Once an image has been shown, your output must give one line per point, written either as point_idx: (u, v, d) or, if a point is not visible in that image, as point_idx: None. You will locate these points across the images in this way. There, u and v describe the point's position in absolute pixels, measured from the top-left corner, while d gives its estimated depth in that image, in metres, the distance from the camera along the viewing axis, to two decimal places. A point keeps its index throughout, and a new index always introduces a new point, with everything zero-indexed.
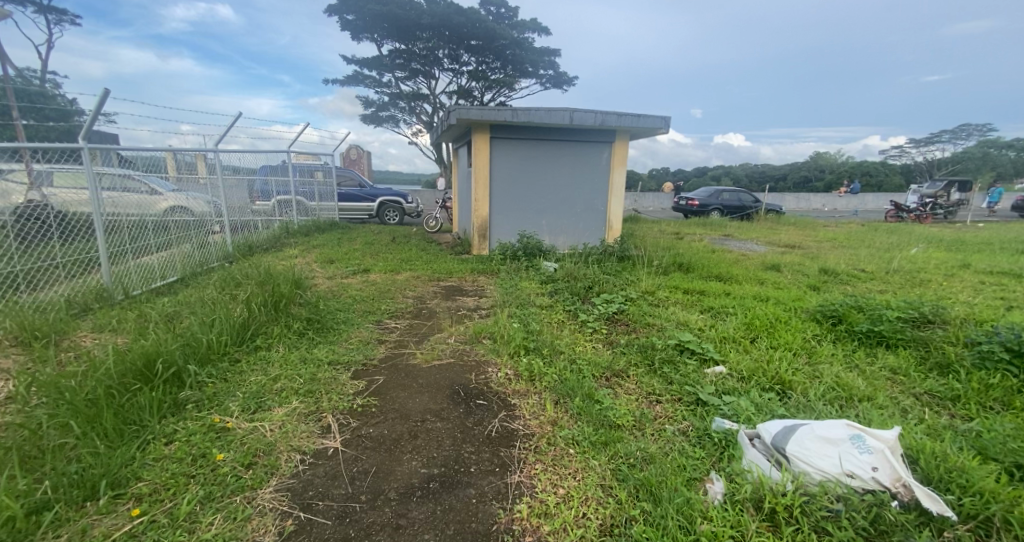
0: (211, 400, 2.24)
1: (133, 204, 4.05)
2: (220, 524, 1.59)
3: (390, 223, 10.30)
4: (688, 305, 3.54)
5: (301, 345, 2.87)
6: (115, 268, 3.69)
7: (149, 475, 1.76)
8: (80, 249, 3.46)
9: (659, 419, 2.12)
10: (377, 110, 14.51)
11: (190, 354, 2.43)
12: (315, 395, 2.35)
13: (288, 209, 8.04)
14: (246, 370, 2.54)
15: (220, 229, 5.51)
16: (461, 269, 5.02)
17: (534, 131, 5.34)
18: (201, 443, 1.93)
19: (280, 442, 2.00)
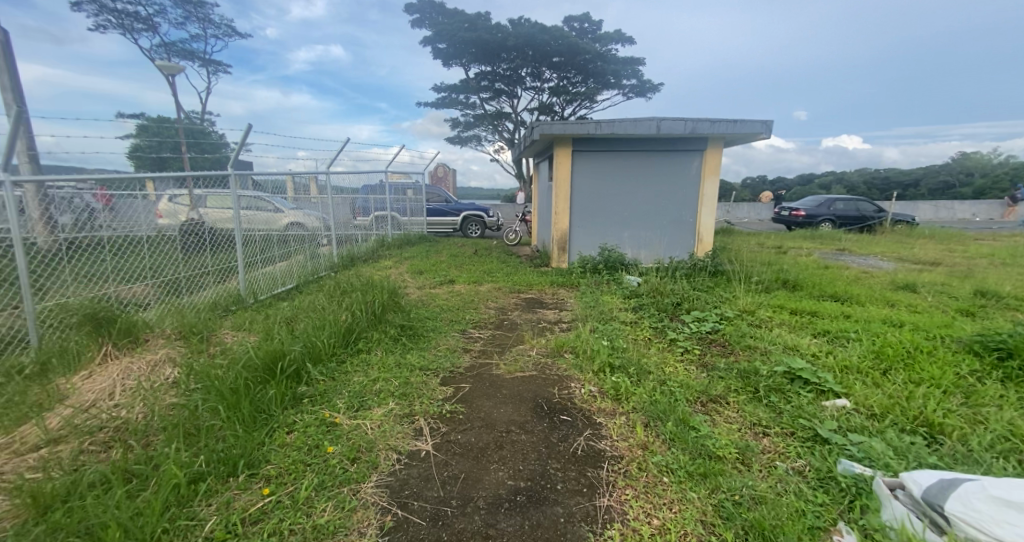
0: (322, 396, 2.44)
1: (262, 221, 4.60)
2: (331, 512, 1.71)
3: (472, 236, 10.66)
4: (797, 327, 3.24)
5: (395, 349, 3.05)
6: (248, 277, 4.18)
7: (275, 459, 1.95)
8: (224, 259, 3.95)
9: (768, 454, 1.95)
10: (462, 130, 15.16)
11: (307, 353, 2.68)
12: (409, 399, 2.47)
13: (384, 225, 8.63)
14: (351, 370, 2.74)
15: (327, 243, 6.08)
16: (541, 281, 5.04)
17: (619, 142, 5.25)
18: (314, 435, 2.10)
19: (379, 440, 2.11)
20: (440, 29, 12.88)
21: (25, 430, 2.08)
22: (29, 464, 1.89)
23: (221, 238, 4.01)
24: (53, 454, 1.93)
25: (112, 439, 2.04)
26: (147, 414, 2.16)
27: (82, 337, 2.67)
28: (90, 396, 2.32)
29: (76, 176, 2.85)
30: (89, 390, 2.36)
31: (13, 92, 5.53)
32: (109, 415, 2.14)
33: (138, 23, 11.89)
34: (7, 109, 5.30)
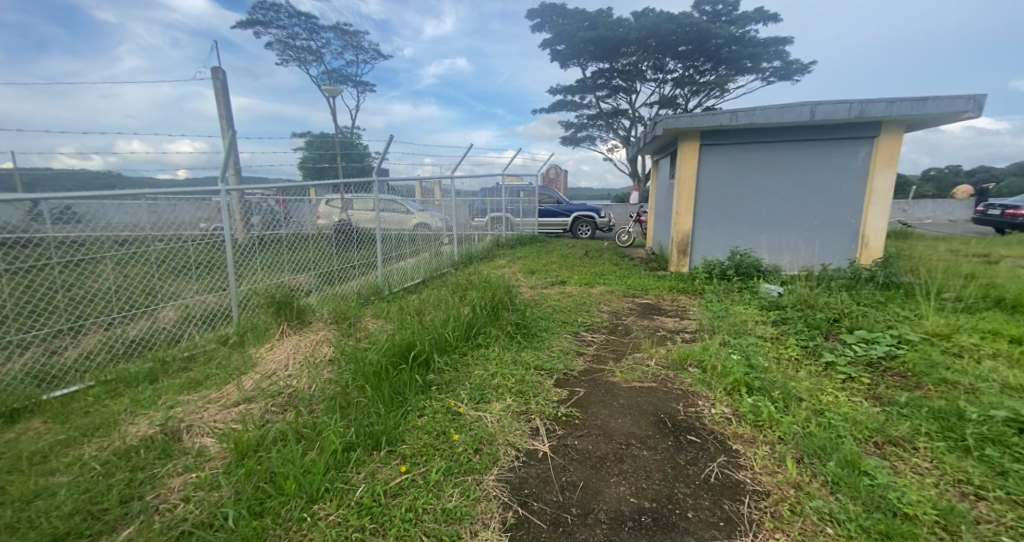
0: (446, 385, 2.54)
1: (396, 221, 5.01)
2: (457, 499, 1.76)
3: (582, 237, 10.49)
4: (1020, 363, 2.56)
5: (511, 347, 3.07)
6: (384, 270, 4.65)
7: (410, 440, 2.08)
8: (367, 254, 4.44)
9: (983, 522, 1.56)
10: (575, 130, 15.02)
11: (435, 342, 2.81)
12: (525, 396, 2.44)
13: (498, 225, 8.88)
14: (472, 362, 2.82)
15: (449, 242, 6.40)
16: (658, 286, 4.73)
17: (761, 133, 4.72)
18: (440, 423, 2.19)
19: (499, 434, 2.12)
20: (560, 31, 12.94)
21: (230, 388, 2.54)
22: (231, 417, 2.28)
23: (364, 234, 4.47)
24: (248, 411, 2.29)
25: (285, 404, 2.37)
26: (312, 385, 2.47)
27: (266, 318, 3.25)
28: (271, 367, 2.73)
29: (264, 186, 3.35)
30: (270, 361, 2.82)
31: (224, 119, 6.80)
32: (286, 384, 2.51)
33: (306, 54, 13.80)
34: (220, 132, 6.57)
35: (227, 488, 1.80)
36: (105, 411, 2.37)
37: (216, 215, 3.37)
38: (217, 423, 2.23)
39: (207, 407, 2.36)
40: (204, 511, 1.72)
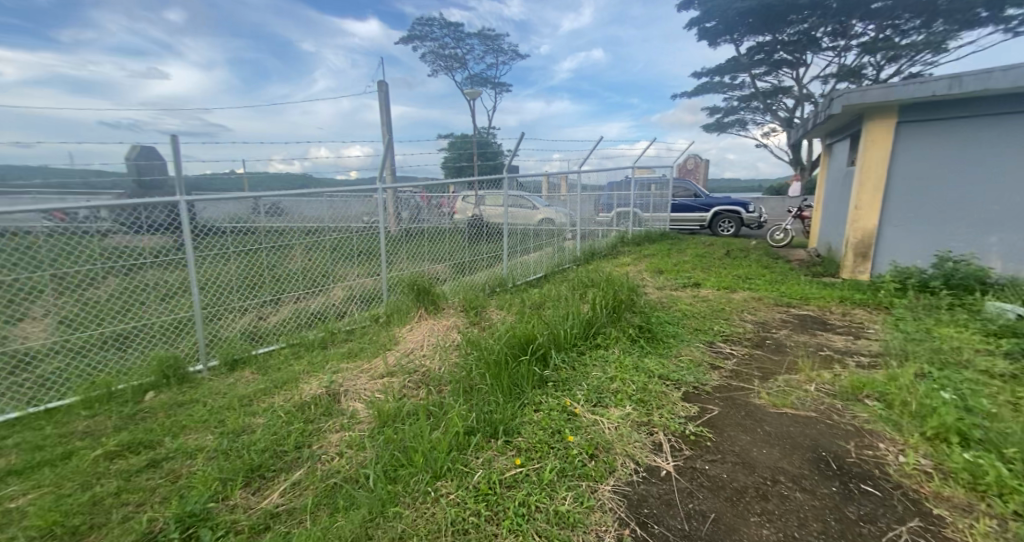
0: (563, 383, 2.45)
1: (519, 215, 5.11)
2: (571, 504, 1.70)
3: (724, 234, 9.42)
4: None
5: (633, 351, 2.75)
6: (509, 263, 5.26)
7: (525, 434, 2.08)
8: (493, 248, 5.13)
9: None
10: (723, 116, 13.71)
11: (552, 337, 2.70)
12: (647, 405, 2.24)
13: (626, 221, 8.35)
14: (591, 362, 2.65)
15: (572, 238, 6.30)
16: (822, 295, 3.94)
17: (994, 102, 3.62)
18: (556, 421, 2.13)
19: (617, 443, 1.99)
20: (713, 6, 11.84)
21: (378, 360, 3.14)
22: (377, 387, 2.74)
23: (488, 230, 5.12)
24: (389, 380, 2.77)
25: (419, 383, 2.70)
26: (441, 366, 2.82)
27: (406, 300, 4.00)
28: (409, 344, 3.34)
29: (415, 185, 3.96)
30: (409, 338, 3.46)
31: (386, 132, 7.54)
32: (418, 364, 2.93)
33: (454, 61, 14.70)
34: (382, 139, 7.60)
35: (368, 450, 2.14)
36: (290, 370, 3.14)
37: (375, 209, 4.14)
38: (367, 390, 2.73)
39: (360, 374, 2.95)
40: (352, 468, 2.07)
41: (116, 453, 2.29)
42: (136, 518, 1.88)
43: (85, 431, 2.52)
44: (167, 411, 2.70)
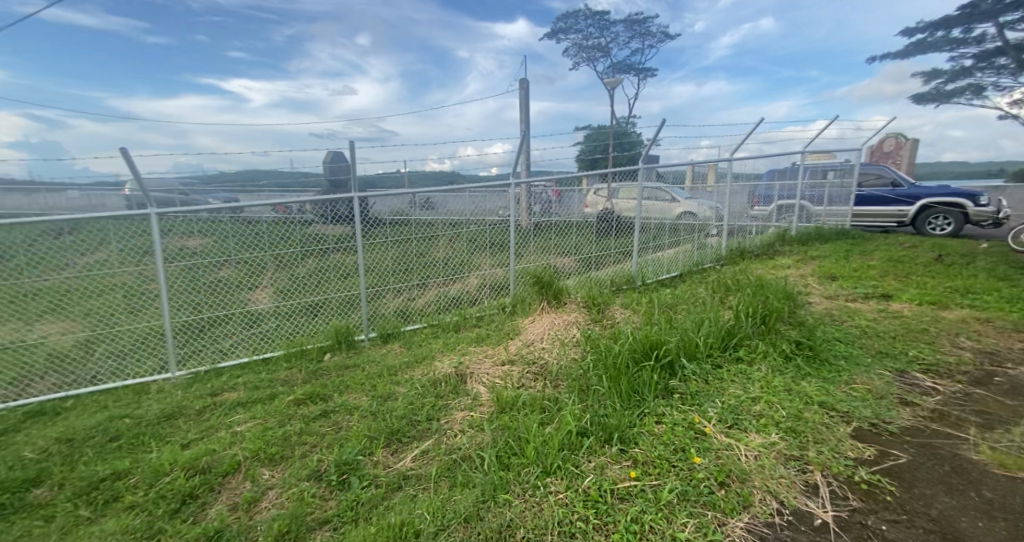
0: (693, 397, 3.12)
1: (657, 210, 6.47)
2: (691, 531, 2.19)
3: (932, 235, 7.96)
4: None
5: (788, 371, 3.32)
6: (640, 260, 6.39)
7: (642, 446, 2.73)
8: (623, 243, 6.31)
9: None
10: (947, 79, 11.23)
11: (683, 347, 3.49)
12: (798, 436, 2.69)
13: (788, 214, 7.71)
14: (728, 379, 3.28)
15: (717, 233, 6.91)
16: None
17: None
18: (681, 438, 2.75)
19: (756, 476, 2.42)
20: None
21: (502, 349, 4.65)
22: (499, 374, 4.09)
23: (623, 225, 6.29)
24: (510, 370, 4.08)
25: (539, 372, 3.98)
26: (559, 362, 4.02)
27: (533, 295, 5.60)
28: (530, 337, 4.76)
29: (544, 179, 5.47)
30: (532, 333, 4.83)
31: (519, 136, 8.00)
32: (539, 357, 4.23)
33: (596, 51, 14.29)
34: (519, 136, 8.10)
35: (488, 436, 3.12)
36: (429, 348, 4.90)
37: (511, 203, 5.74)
38: (488, 374, 4.11)
39: (486, 359, 4.40)
40: (472, 448, 3.05)
41: (301, 401, 3.97)
42: (307, 459, 3.14)
43: (284, 380, 4.43)
44: (335, 372, 4.53)
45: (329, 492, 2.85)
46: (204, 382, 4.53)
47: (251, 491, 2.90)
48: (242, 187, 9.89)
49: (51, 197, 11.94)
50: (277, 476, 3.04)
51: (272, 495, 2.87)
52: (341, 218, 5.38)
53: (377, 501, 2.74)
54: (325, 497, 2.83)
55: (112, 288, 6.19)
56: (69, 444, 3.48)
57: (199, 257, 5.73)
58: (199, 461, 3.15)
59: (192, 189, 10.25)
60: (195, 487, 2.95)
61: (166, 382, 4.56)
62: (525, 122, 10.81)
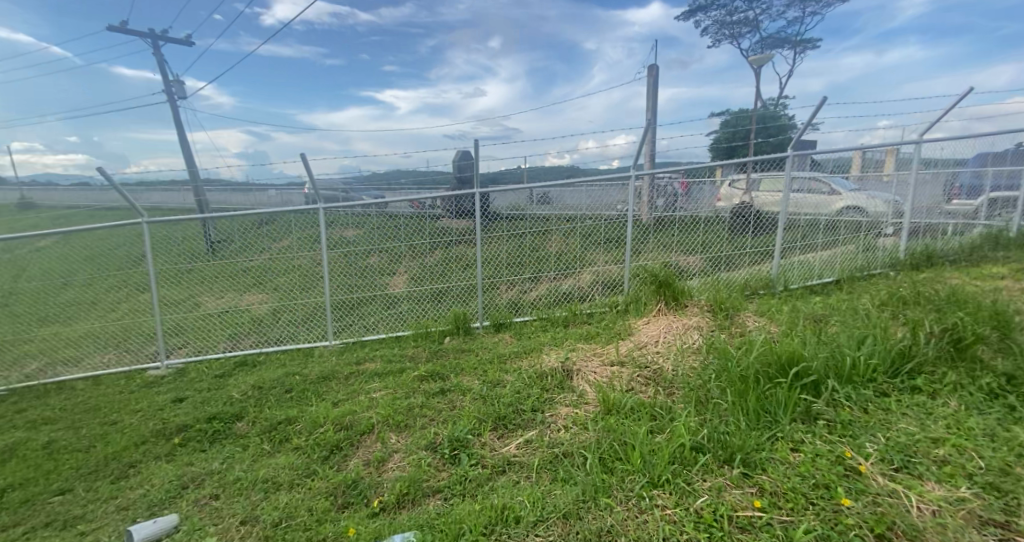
0: (845, 427, 2.61)
1: (812, 204, 5.66)
2: None
3: None
4: None
5: (991, 412, 2.53)
6: (784, 262, 5.55)
7: (772, 475, 2.39)
8: (763, 242, 5.63)
9: None
10: None
11: (832, 367, 2.95)
12: (1003, 494, 2.07)
13: (1010, 210, 6.20)
14: (897, 412, 2.65)
15: (895, 233, 5.73)
16: None
17: None
18: (827, 473, 2.32)
19: (931, 534, 1.94)
20: None
21: (610, 348, 4.43)
22: (606, 374, 3.92)
23: (764, 221, 5.74)
24: (618, 371, 3.90)
25: (650, 378, 3.70)
26: (675, 369, 3.69)
27: (649, 294, 5.21)
28: (643, 339, 4.43)
29: (668, 167, 4.95)
30: (645, 334, 4.51)
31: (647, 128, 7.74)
32: (652, 359, 3.95)
33: (743, 27, 12.88)
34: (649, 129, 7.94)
35: (590, 434, 3.10)
36: (538, 341, 5.04)
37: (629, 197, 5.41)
38: (594, 373, 3.98)
39: (594, 358, 4.27)
40: (574, 444, 3.07)
41: (423, 377, 4.53)
42: (425, 432, 3.58)
43: (410, 356, 5.15)
44: (453, 353, 5.08)
45: (442, 465, 3.22)
46: (352, 352, 5.61)
47: (380, 451, 3.44)
48: (385, 184, 10.65)
49: (259, 194, 14.64)
50: (401, 442, 3.55)
51: (396, 457, 3.37)
52: (461, 213, 6.25)
53: (484, 479, 2.99)
54: (439, 468, 3.20)
55: (292, 270, 7.43)
56: (259, 391, 4.71)
57: (354, 247, 6.58)
58: (343, 420, 3.88)
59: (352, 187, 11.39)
60: (340, 441, 3.64)
61: (324, 348, 5.81)
62: (653, 110, 10.06)
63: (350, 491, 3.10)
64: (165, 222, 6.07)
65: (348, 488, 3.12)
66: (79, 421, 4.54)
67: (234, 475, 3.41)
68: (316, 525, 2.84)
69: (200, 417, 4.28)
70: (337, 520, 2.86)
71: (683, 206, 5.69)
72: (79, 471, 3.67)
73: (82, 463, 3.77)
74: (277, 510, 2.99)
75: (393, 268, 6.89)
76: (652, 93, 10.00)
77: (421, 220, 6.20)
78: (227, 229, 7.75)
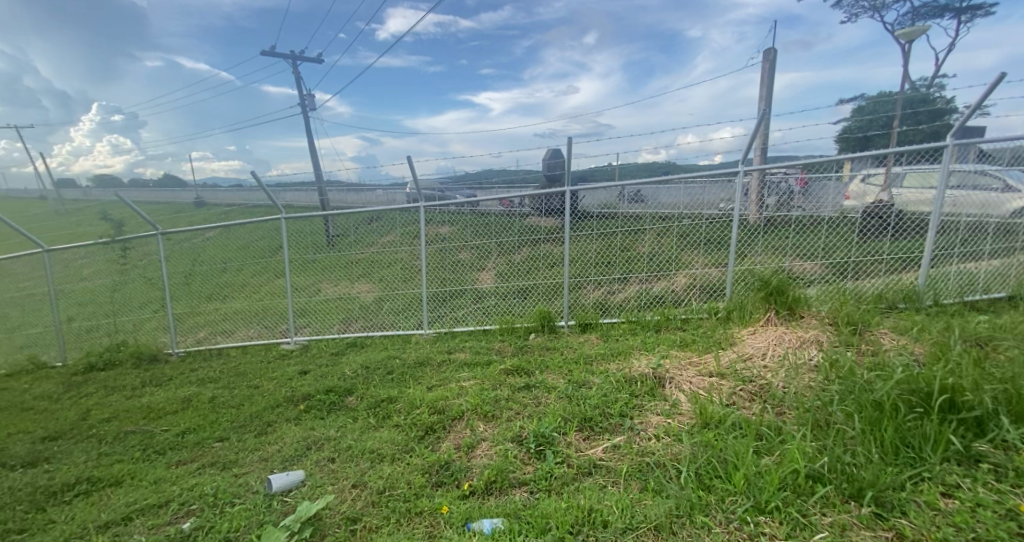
0: (1017, 474, 2.21)
1: (977, 202, 4.66)
2: None
3: None
4: None
5: None
6: (934, 272, 4.65)
7: (914, 519, 2.11)
8: (908, 248, 4.72)
9: None
10: None
11: (1003, 400, 2.50)
12: None
13: None
14: None
15: None
16: None
17: None
18: (988, 527, 2.00)
19: None
20: None
21: (708, 358, 4.01)
22: (704, 386, 3.57)
23: (908, 223, 4.89)
24: (718, 383, 3.54)
25: (755, 393, 3.33)
26: (786, 387, 3.25)
27: (757, 303, 4.65)
28: (749, 350, 3.93)
29: (784, 163, 4.60)
30: (749, 345, 4.01)
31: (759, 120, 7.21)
32: (758, 375, 3.50)
33: None
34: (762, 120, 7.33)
35: (686, 446, 2.86)
36: (626, 344, 4.75)
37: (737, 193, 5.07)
38: (689, 384, 3.63)
39: (688, 367, 3.88)
40: (667, 456, 2.85)
41: (510, 372, 4.46)
42: (512, 424, 3.50)
43: (497, 350, 5.14)
44: (538, 351, 4.98)
45: (530, 459, 3.11)
46: (445, 340, 5.79)
47: (470, 437, 3.42)
48: (478, 184, 10.81)
49: (369, 193, 15.77)
50: (488, 431, 3.50)
51: (485, 445, 3.32)
52: (550, 211, 6.27)
53: (569, 479, 2.86)
54: (526, 461, 3.10)
55: (393, 264, 7.65)
56: (367, 371, 4.99)
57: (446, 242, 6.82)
58: (436, 404, 3.94)
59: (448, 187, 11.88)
60: (435, 422, 3.68)
61: (420, 337, 6.09)
62: (767, 99, 9.08)
63: (442, 471, 3.11)
64: (298, 219, 6.72)
65: (440, 469, 3.13)
66: (232, 382, 5.27)
67: (347, 443, 3.59)
68: (414, 499, 2.88)
69: (319, 389, 4.63)
70: (432, 497, 2.88)
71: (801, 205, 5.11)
72: (232, 424, 4.15)
73: (235, 417, 4.28)
74: (381, 479, 3.08)
75: (481, 265, 6.95)
76: (767, 80, 9.02)
77: (512, 218, 6.37)
78: (343, 222, 7.94)
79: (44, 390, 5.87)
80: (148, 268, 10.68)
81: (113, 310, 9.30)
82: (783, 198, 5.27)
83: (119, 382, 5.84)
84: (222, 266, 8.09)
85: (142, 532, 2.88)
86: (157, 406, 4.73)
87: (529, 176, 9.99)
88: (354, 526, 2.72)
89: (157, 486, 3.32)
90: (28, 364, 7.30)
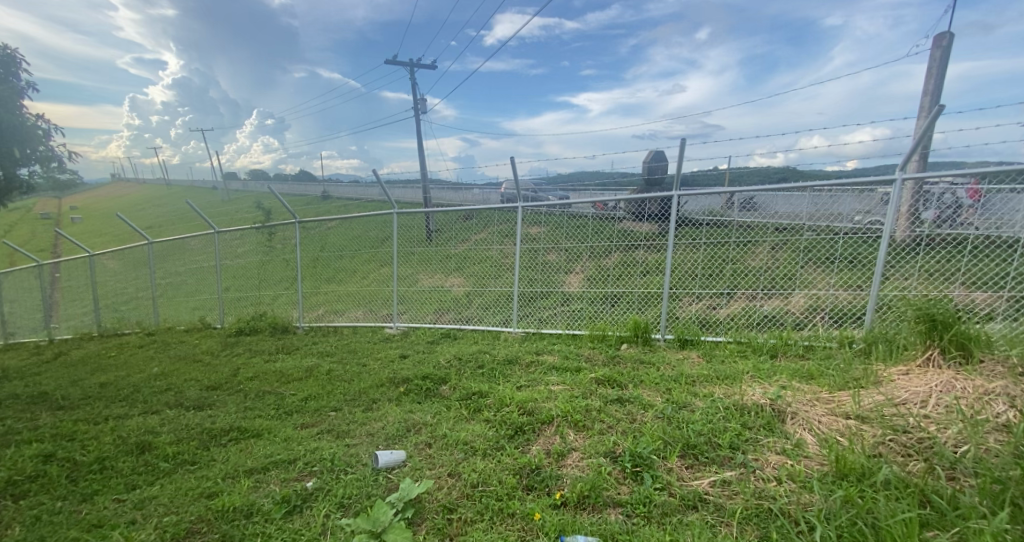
0: None
1: None
2: None
3: None
4: None
5: None
6: None
7: None
8: None
9: None
10: None
11: None
12: None
13: None
14: None
15: None
16: None
17: None
18: None
19: None
20: None
21: (843, 396, 3.21)
22: (838, 429, 2.86)
23: None
24: (857, 428, 2.80)
25: (909, 447, 2.56)
26: (960, 447, 2.45)
27: (914, 335, 3.55)
28: (900, 394, 3.03)
29: (948, 172, 3.49)
30: (901, 388, 3.09)
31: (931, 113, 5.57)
32: (918, 424, 2.66)
33: None
34: (926, 117, 5.82)
35: (819, 497, 2.33)
36: (735, 368, 4.01)
37: (891, 201, 4.00)
38: (819, 424, 2.94)
39: (817, 403, 3.16)
40: (793, 505, 2.34)
41: (601, 382, 4.03)
42: (604, 437, 3.10)
43: (587, 357, 4.74)
44: (630, 363, 4.48)
45: (626, 479, 2.72)
46: (534, 341, 5.53)
47: (560, 444, 3.09)
48: (574, 185, 10.51)
49: (468, 192, 16.24)
50: (580, 441, 3.14)
51: (576, 456, 2.98)
52: (644, 216, 5.68)
53: (672, 510, 2.47)
54: (619, 480, 2.73)
55: (484, 260, 7.79)
56: (460, 361, 4.95)
57: (546, 242, 6.72)
58: (525, 404, 3.66)
59: (543, 189, 11.81)
60: (524, 423, 3.40)
61: (509, 334, 5.90)
62: (935, 93, 6.90)
63: (532, 474, 2.85)
64: (409, 214, 6.93)
65: (531, 472, 2.87)
66: (344, 358, 5.59)
67: (443, 430, 3.47)
68: (506, 499, 2.66)
69: (416, 374, 4.65)
70: (524, 500, 2.64)
71: (972, 221, 3.87)
72: (345, 397, 4.31)
73: (347, 391, 4.45)
74: (474, 472, 2.89)
75: (570, 266, 6.95)
76: (936, 70, 6.91)
77: (603, 223, 5.95)
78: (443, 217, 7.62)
79: (208, 346, 6.76)
80: (286, 249, 12.01)
81: (259, 283, 10.60)
82: (947, 212, 4.12)
83: (259, 346, 6.52)
84: (340, 251, 8.82)
85: (276, 483, 2.99)
86: (287, 372, 5.12)
87: (632, 181, 9.55)
88: (450, 516, 2.57)
89: (288, 444, 3.48)
90: (198, 322, 8.55)
